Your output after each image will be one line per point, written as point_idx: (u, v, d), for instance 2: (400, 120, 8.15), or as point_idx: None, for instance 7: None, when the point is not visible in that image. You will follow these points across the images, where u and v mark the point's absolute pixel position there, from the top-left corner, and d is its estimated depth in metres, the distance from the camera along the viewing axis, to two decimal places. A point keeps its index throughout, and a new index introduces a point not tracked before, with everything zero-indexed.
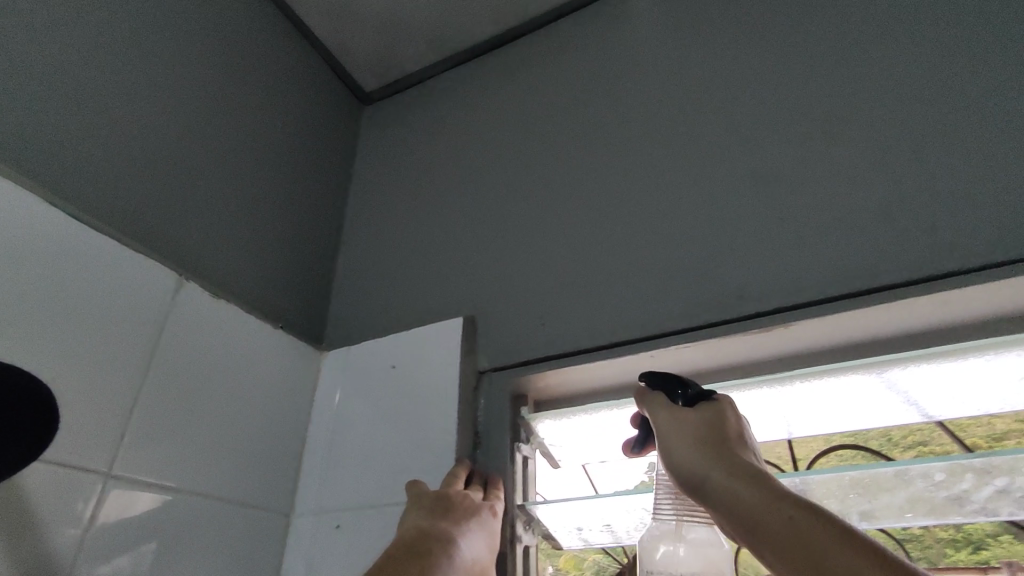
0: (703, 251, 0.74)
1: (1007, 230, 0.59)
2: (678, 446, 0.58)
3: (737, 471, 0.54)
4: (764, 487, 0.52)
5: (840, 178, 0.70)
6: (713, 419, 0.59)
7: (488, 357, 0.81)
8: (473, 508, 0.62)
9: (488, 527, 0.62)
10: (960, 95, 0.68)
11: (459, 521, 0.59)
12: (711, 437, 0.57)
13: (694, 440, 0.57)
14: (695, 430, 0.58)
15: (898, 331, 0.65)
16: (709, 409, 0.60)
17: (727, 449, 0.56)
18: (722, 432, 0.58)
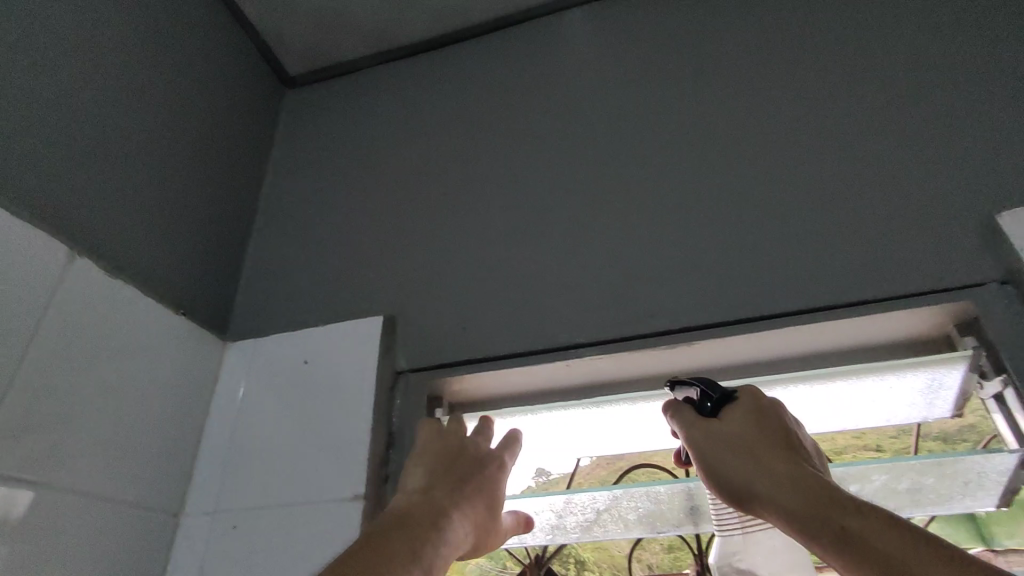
0: (621, 268, 0.79)
1: (873, 271, 0.69)
2: (718, 455, 0.56)
3: (786, 481, 0.51)
4: (813, 492, 0.50)
5: (742, 214, 0.78)
6: (751, 424, 0.57)
7: (406, 357, 0.80)
8: (473, 468, 0.61)
9: (490, 488, 0.61)
10: (841, 152, 0.79)
11: (457, 488, 0.58)
12: (745, 445, 0.55)
13: (727, 452, 0.56)
14: (728, 440, 0.56)
15: (782, 355, 0.73)
16: (740, 414, 0.58)
17: (767, 458, 0.54)
18: (757, 437, 0.56)
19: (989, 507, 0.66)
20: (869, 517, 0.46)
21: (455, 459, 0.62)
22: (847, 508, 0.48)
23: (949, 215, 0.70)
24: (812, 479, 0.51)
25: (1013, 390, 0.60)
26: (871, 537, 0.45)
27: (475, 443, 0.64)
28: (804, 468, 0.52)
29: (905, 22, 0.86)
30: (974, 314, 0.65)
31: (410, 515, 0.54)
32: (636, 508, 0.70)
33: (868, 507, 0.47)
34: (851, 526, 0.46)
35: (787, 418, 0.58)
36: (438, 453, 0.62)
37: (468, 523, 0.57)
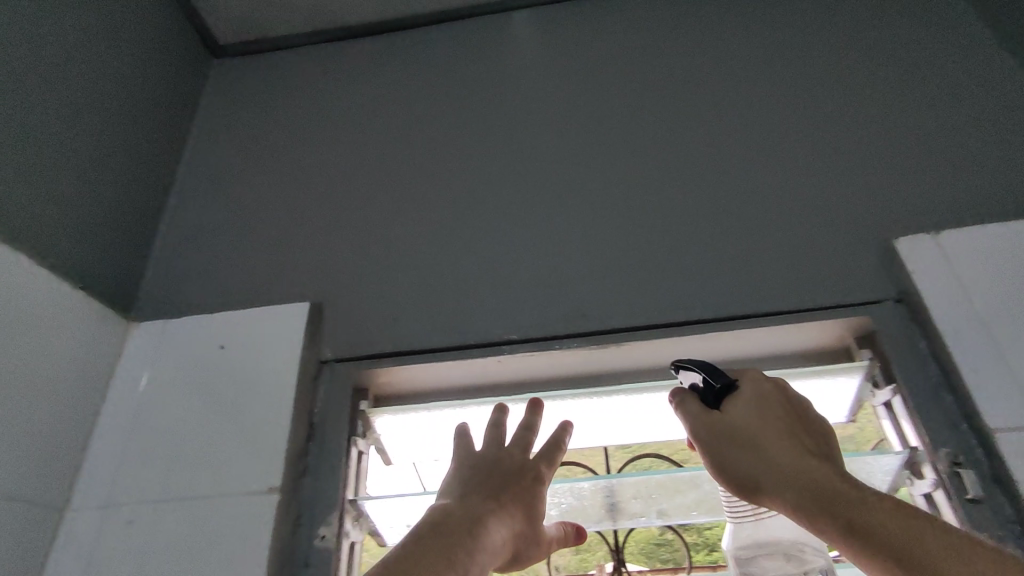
0: (555, 267, 0.81)
1: (788, 284, 0.74)
2: (724, 449, 0.58)
3: (791, 475, 0.54)
4: (821, 483, 0.53)
5: (671, 222, 0.82)
6: (753, 416, 0.59)
7: (332, 346, 0.77)
8: (514, 475, 0.60)
9: (527, 498, 0.59)
10: (762, 172, 0.84)
11: (496, 498, 0.58)
12: (750, 436, 0.58)
13: (733, 443, 0.58)
14: (735, 432, 0.59)
15: (702, 359, 0.77)
16: (744, 407, 0.61)
17: (773, 449, 0.57)
18: (761, 427, 0.58)
19: None
20: (874, 507, 0.50)
21: (494, 468, 0.61)
22: (854, 499, 0.51)
23: (855, 238, 0.76)
24: (817, 468, 0.54)
25: (901, 398, 0.67)
26: (878, 526, 0.49)
27: (520, 448, 0.63)
28: (808, 456, 0.55)
29: (822, 64, 0.94)
30: (872, 328, 0.71)
31: (445, 527, 0.54)
32: (558, 504, 0.71)
33: (872, 496, 0.51)
34: (858, 517, 0.50)
35: (789, 403, 0.61)
36: (479, 463, 0.61)
37: (504, 529, 0.56)
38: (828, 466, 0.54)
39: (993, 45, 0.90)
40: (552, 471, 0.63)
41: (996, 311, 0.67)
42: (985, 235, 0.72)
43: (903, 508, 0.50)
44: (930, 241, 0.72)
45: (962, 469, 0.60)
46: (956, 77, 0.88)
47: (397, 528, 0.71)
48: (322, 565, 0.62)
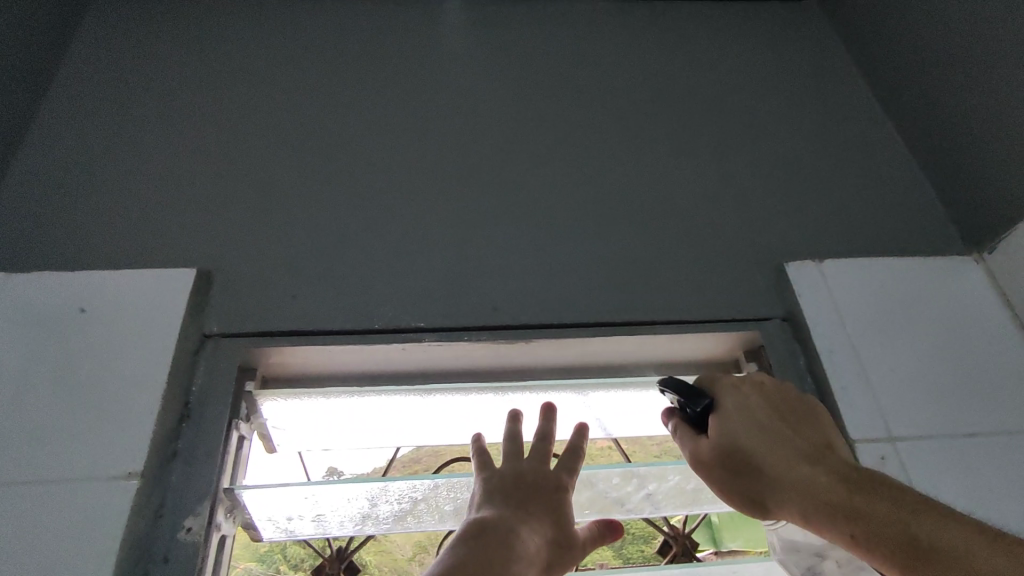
0: (471, 257, 0.78)
1: (690, 295, 0.78)
2: (728, 475, 0.59)
3: (797, 495, 0.55)
4: (817, 496, 0.53)
5: (587, 225, 0.83)
6: (745, 433, 0.59)
7: (219, 319, 0.70)
8: (542, 488, 0.59)
9: (554, 508, 0.58)
10: (672, 188, 0.89)
11: (524, 513, 0.56)
12: (742, 455, 0.58)
13: (730, 465, 0.59)
14: (733, 454, 0.59)
15: (603, 362, 0.79)
16: (736, 424, 0.60)
17: (768, 465, 0.57)
18: (751, 442, 0.59)
19: None
20: (873, 510, 0.51)
21: (521, 479, 0.59)
22: (852, 504, 0.52)
23: (751, 260, 0.82)
24: (811, 478, 0.54)
25: None
26: (881, 530, 0.50)
27: (540, 457, 0.62)
28: (801, 464, 0.56)
29: (731, 101, 1.02)
30: (760, 344, 0.77)
31: (483, 540, 0.53)
32: (454, 499, 0.67)
33: (869, 495, 0.52)
34: (859, 527, 0.51)
35: (772, 402, 0.61)
36: (505, 474, 0.60)
37: (537, 546, 0.55)
38: (821, 470, 0.55)
39: (868, 110, 1.03)
40: (574, 471, 0.61)
41: (864, 336, 0.74)
42: (858, 269, 0.80)
43: (901, 500, 0.51)
44: (815, 268, 0.80)
45: None
46: (839, 132, 0.99)
47: (273, 520, 0.65)
48: (184, 559, 0.55)
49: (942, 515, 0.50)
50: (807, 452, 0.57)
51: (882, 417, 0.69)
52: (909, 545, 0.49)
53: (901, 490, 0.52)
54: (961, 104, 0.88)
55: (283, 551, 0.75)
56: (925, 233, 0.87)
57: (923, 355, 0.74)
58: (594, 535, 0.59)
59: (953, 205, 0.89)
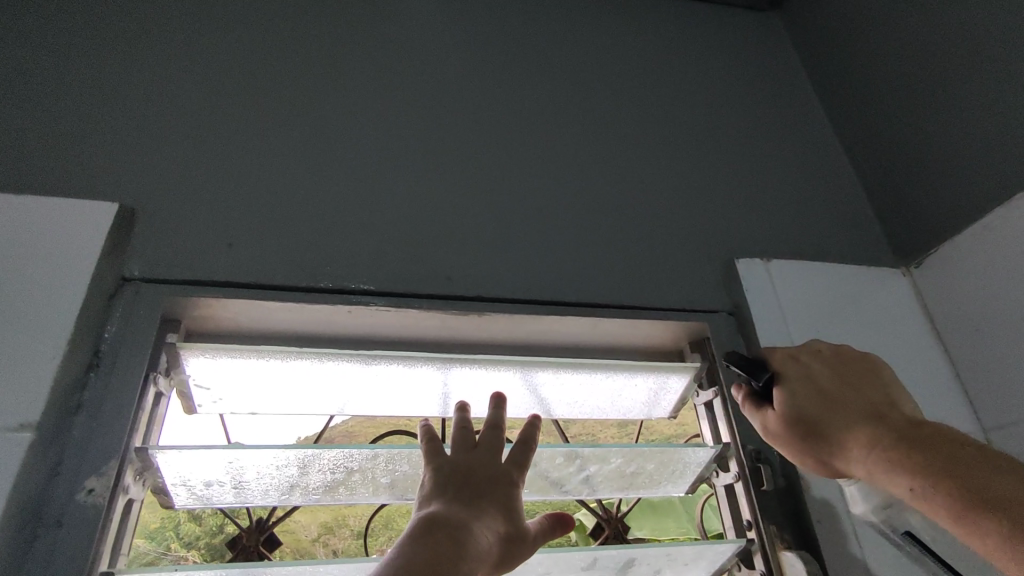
0: (427, 222, 0.75)
1: (643, 282, 0.78)
2: (792, 439, 0.58)
3: (864, 454, 0.53)
4: (874, 455, 0.52)
5: (547, 203, 0.82)
6: (806, 398, 0.58)
7: (141, 262, 0.63)
8: (491, 485, 0.57)
9: (506, 501, 0.57)
10: (632, 175, 0.89)
11: (474, 506, 0.55)
12: (802, 420, 0.58)
13: (790, 430, 0.58)
14: (797, 418, 0.58)
15: (552, 341, 0.78)
16: (797, 390, 0.59)
17: (829, 429, 0.56)
18: (812, 407, 0.58)
19: (681, 492, 0.75)
20: (928, 465, 0.49)
21: (472, 474, 0.57)
22: (910, 460, 0.50)
23: (703, 254, 0.83)
24: (869, 438, 0.53)
25: (721, 400, 0.73)
26: (936, 482, 0.48)
27: (491, 450, 0.60)
28: (859, 425, 0.54)
29: (694, 97, 1.03)
30: (706, 335, 0.78)
31: (433, 536, 0.51)
32: (391, 472, 0.64)
33: (925, 450, 0.50)
34: (916, 481, 0.49)
35: (833, 366, 0.60)
36: (456, 463, 0.58)
37: (490, 539, 0.53)
38: (878, 429, 0.53)
39: (818, 124, 1.08)
40: (523, 465, 0.60)
41: (804, 334, 0.77)
42: (801, 270, 0.84)
43: (959, 455, 0.48)
44: (762, 266, 0.82)
45: (762, 464, 0.68)
46: (792, 140, 1.03)
47: (188, 486, 0.59)
48: (84, 523, 0.49)
49: (1008, 469, 0.46)
50: (866, 414, 0.55)
51: None
52: (964, 497, 0.46)
53: (963, 444, 0.49)
54: (905, 126, 0.93)
55: (175, 529, 0.75)
56: (862, 245, 0.92)
57: None
58: (544, 528, 0.58)
59: (889, 221, 0.94)
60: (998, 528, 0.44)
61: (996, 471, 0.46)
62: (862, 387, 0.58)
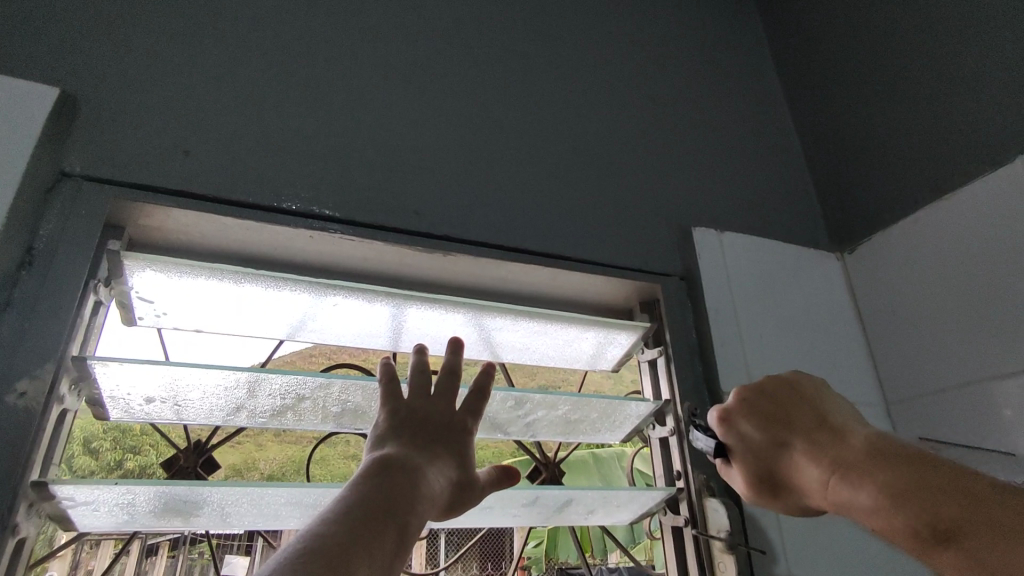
0: (395, 152, 0.73)
1: (603, 239, 0.80)
2: (761, 494, 0.57)
3: (825, 498, 0.52)
4: (828, 497, 0.51)
5: (516, 148, 0.81)
6: (754, 452, 0.57)
7: (83, 157, 0.57)
8: (447, 429, 0.58)
9: (459, 447, 0.58)
10: (600, 133, 0.89)
11: (426, 450, 0.55)
12: (762, 474, 0.57)
13: (757, 486, 0.57)
14: (759, 475, 0.57)
15: (508, 288, 0.79)
16: (744, 447, 0.58)
17: (785, 473, 0.55)
18: (766, 459, 0.56)
19: (616, 441, 0.78)
20: (872, 499, 0.47)
21: (427, 420, 0.58)
22: (856, 495, 0.48)
23: (662, 219, 0.86)
24: (818, 477, 0.52)
25: (664, 359, 0.77)
26: (892, 522, 0.46)
27: (449, 394, 0.61)
28: (806, 465, 0.53)
29: (664, 63, 1.04)
30: (657, 297, 0.81)
31: (387, 476, 0.50)
32: (342, 402, 0.63)
33: (863, 480, 0.48)
34: (869, 517, 0.47)
35: (761, 410, 0.58)
36: (409, 407, 0.58)
37: (441, 483, 0.53)
38: (821, 466, 0.52)
39: (778, 109, 1.12)
40: (476, 410, 0.61)
41: (745, 304, 0.82)
42: (748, 244, 0.88)
43: (896, 479, 0.47)
44: (713, 236, 0.86)
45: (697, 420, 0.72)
46: (751, 118, 1.06)
47: (126, 400, 0.56)
48: (14, 426, 0.46)
49: (944, 488, 0.45)
50: (807, 451, 0.53)
51: (747, 377, 0.77)
52: (910, 525, 0.45)
53: (897, 463, 0.47)
54: (856, 120, 0.98)
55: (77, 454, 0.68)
56: (802, 227, 0.98)
57: (787, 330, 0.84)
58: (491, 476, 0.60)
59: (830, 208, 1.00)
60: (954, 563, 0.43)
61: (931, 492, 0.45)
62: (795, 416, 0.56)
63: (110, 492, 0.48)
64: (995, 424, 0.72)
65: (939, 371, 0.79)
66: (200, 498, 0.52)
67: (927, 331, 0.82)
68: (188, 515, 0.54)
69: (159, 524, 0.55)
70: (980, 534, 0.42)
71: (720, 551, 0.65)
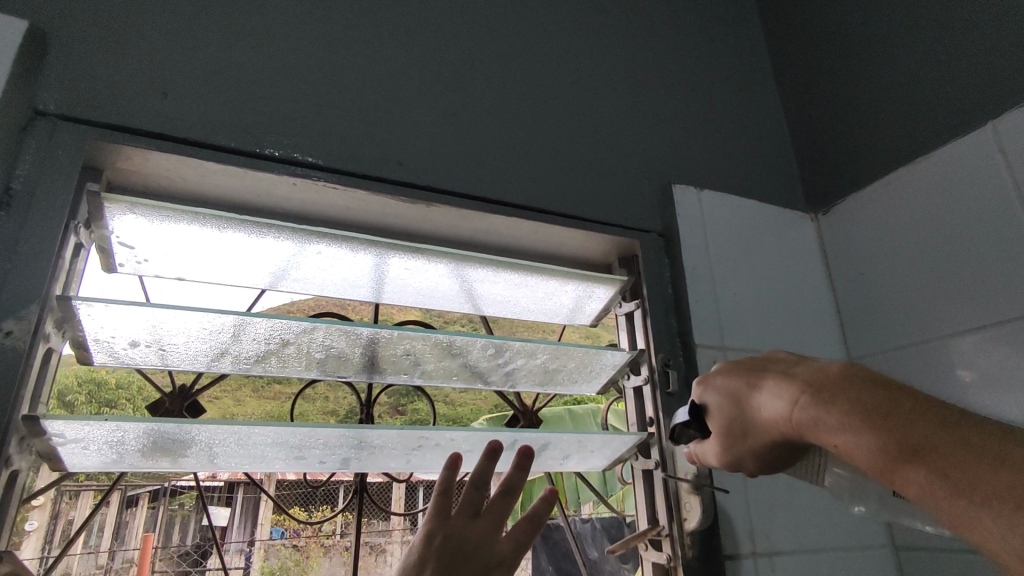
0: (378, 100, 0.72)
1: (585, 194, 0.81)
2: (735, 443, 0.53)
3: (794, 432, 0.47)
4: (798, 430, 0.46)
5: (500, 100, 0.81)
6: (726, 400, 0.53)
7: (58, 95, 0.56)
8: (484, 564, 0.54)
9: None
10: (584, 87, 0.89)
11: None
12: (733, 416, 0.52)
13: (730, 432, 0.53)
14: (733, 426, 0.52)
15: (490, 240, 0.80)
16: (718, 396, 0.54)
17: (752, 412, 0.50)
18: (737, 406, 0.52)
19: (592, 391, 0.81)
20: (840, 420, 0.42)
21: (464, 552, 0.54)
22: (824, 416, 0.44)
23: (644, 176, 0.87)
24: (787, 407, 0.47)
25: (641, 312, 0.79)
26: (861, 441, 0.41)
27: (496, 519, 0.57)
28: (774, 397, 0.48)
29: (650, 17, 1.03)
30: (635, 253, 0.83)
31: None
32: (326, 348, 0.64)
33: (833, 400, 0.43)
34: (837, 438, 0.42)
35: (739, 364, 0.54)
36: (449, 532, 0.55)
37: None
38: (791, 394, 0.47)
39: (761, 69, 1.12)
40: (522, 542, 0.57)
41: (719, 261, 0.85)
42: (726, 202, 0.90)
43: (867, 399, 0.42)
44: (692, 194, 0.88)
45: (670, 371, 0.75)
46: (735, 78, 1.07)
47: (110, 344, 0.57)
48: (3, 364, 0.47)
49: (913, 407, 0.40)
50: (777, 384, 0.49)
51: (720, 331, 0.80)
52: (878, 444, 0.40)
53: (867, 385, 0.43)
54: (838, 81, 0.99)
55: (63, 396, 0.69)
56: (779, 187, 1.00)
57: (759, 289, 0.87)
58: None
59: (807, 170, 1.02)
60: (923, 480, 0.38)
61: (902, 411, 0.40)
62: (768, 363, 0.52)
63: (99, 429, 0.49)
64: (948, 377, 0.76)
65: (900, 328, 0.83)
66: (189, 436, 0.53)
67: (892, 291, 0.85)
68: (176, 455, 0.56)
69: (148, 464, 0.57)
70: (951, 455, 0.37)
71: (687, 493, 0.69)
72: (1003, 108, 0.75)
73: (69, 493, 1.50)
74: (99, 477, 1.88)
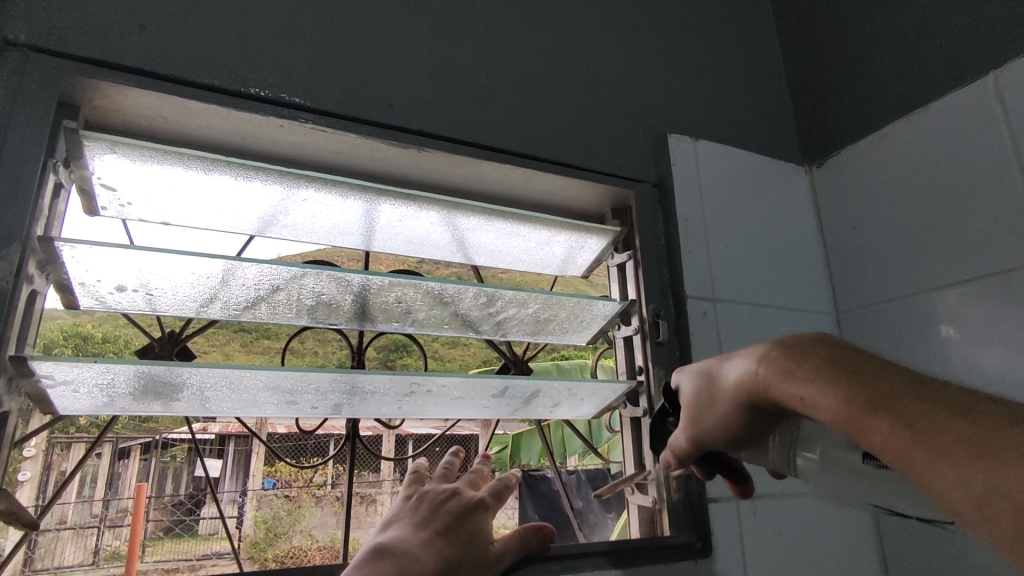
0: (369, 39, 0.69)
1: (579, 142, 0.79)
2: (700, 411, 0.51)
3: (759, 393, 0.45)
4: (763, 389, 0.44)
5: (495, 42, 0.78)
6: (699, 372, 0.52)
7: (28, 26, 0.53)
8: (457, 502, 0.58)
9: (465, 514, 0.56)
10: (582, 30, 0.86)
11: (424, 522, 0.56)
12: (701, 385, 0.51)
13: (697, 402, 0.51)
14: (701, 395, 0.51)
15: (481, 187, 0.79)
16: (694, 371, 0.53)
17: (721, 376, 0.49)
18: (708, 376, 0.50)
19: (583, 342, 0.82)
20: (808, 374, 0.41)
21: (439, 500, 0.59)
22: (791, 371, 0.42)
23: (639, 125, 0.85)
24: (754, 365, 0.45)
25: (633, 263, 0.79)
26: (827, 390, 0.39)
27: (469, 482, 0.62)
28: (744, 360, 0.47)
29: None
30: (629, 203, 0.82)
31: (376, 562, 0.50)
32: (315, 294, 0.64)
33: (804, 356, 0.42)
34: (802, 390, 0.40)
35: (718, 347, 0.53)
36: (424, 492, 0.60)
37: (432, 549, 0.52)
38: (761, 353, 0.45)
39: (763, 17, 1.09)
40: (496, 491, 0.60)
41: (712, 213, 0.84)
42: (721, 153, 0.89)
43: (837, 358, 0.41)
44: (687, 144, 0.86)
45: (660, 321, 0.76)
46: (735, 26, 1.04)
47: (95, 288, 0.56)
48: None
49: (883, 367, 0.39)
50: (750, 350, 0.47)
51: (710, 283, 0.81)
52: (841, 393, 0.38)
53: (840, 348, 0.42)
54: (840, 30, 0.97)
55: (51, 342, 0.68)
56: (775, 139, 0.99)
57: (750, 241, 0.87)
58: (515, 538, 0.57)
59: (803, 122, 1.01)
60: (884, 428, 0.36)
61: (871, 370, 0.39)
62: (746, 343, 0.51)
63: (90, 370, 0.49)
64: (931, 328, 0.77)
65: (888, 282, 0.84)
66: (179, 380, 0.53)
67: (883, 245, 0.85)
68: (168, 400, 0.57)
69: (140, 408, 0.57)
70: (918, 406, 0.35)
71: None
72: (1004, 58, 0.73)
73: (60, 444, 1.51)
74: (91, 429, 1.89)
